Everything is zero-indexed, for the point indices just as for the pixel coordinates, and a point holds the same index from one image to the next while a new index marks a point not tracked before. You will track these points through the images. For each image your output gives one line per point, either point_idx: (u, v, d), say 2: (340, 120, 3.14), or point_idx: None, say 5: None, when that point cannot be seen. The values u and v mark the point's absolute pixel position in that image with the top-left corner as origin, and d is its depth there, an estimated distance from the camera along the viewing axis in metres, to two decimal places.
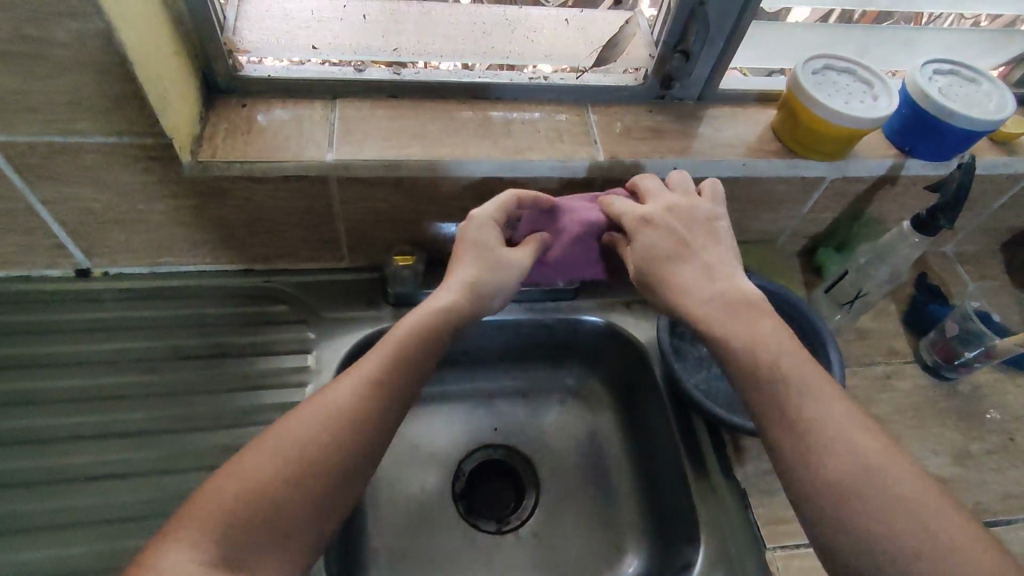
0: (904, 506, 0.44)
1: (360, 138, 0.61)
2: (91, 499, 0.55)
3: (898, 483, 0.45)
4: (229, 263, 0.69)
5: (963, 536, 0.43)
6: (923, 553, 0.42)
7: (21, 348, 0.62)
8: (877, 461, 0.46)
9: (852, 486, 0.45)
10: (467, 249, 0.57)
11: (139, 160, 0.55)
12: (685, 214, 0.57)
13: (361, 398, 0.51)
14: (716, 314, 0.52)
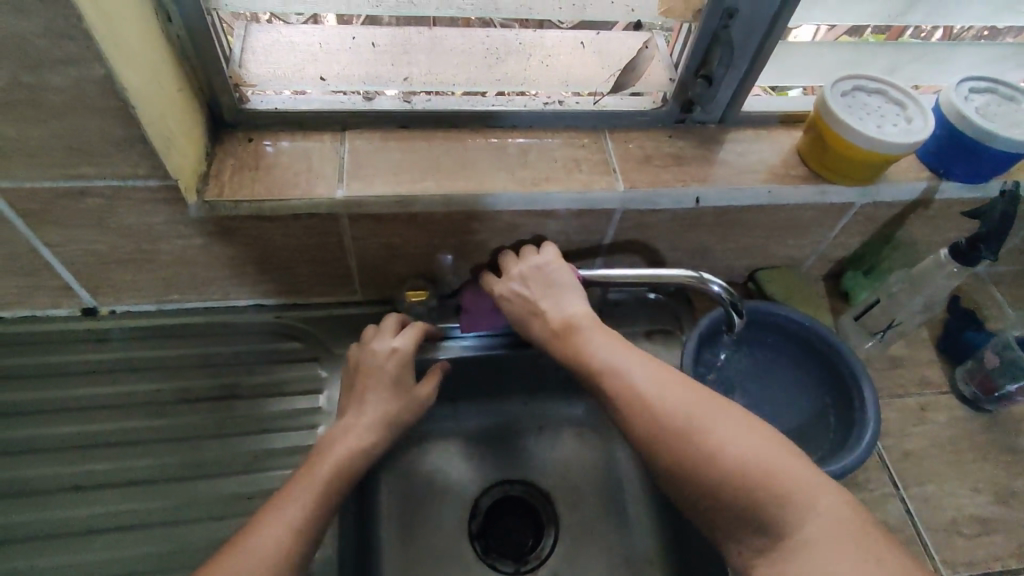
0: (703, 444, 0.45)
1: (370, 172, 0.59)
2: (97, 553, 0.54)
3: (705, 426, 0.46)
4: (237, 299, 0.67)
5: (792, 468, 0.43)
6: (734, 487, 0.43)
7: (27, 391, 0.61)
8: (680, 406, 0.47)
9: (715, 479, 0.44)
10: (376, 377, 0.59)
11: (144, 202, 0.53)
12: (530, 272, 0.59)
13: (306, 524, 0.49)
14: (570, 331, 0.54)
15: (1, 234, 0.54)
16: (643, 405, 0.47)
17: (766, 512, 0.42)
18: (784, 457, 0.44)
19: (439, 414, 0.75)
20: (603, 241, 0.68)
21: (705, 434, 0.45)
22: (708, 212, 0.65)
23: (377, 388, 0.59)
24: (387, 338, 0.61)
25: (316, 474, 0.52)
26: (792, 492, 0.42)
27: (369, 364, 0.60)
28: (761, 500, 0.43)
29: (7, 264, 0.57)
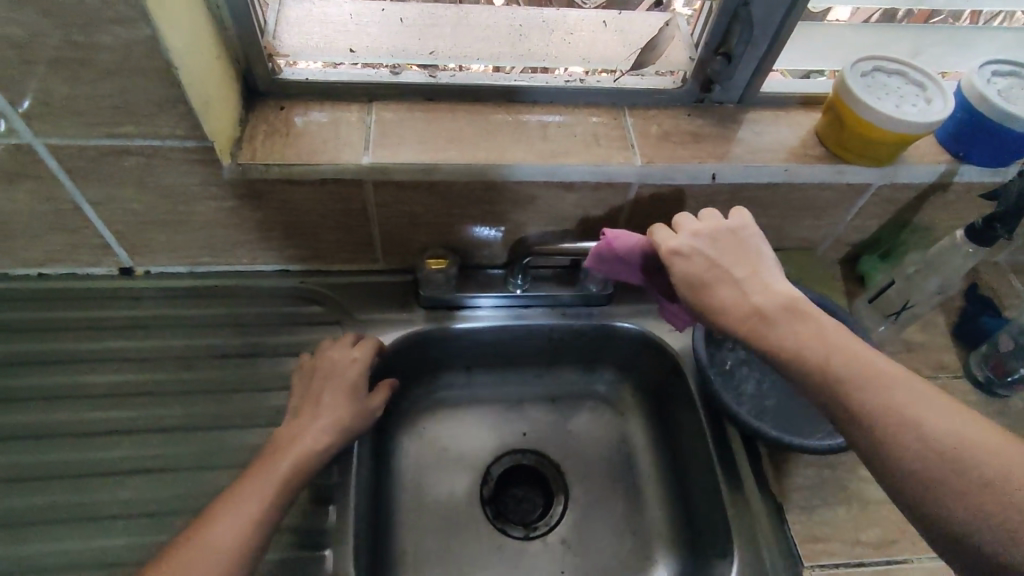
0: (918, 413, 0.40)
1: (395, 141, 0.61)
2: (128, 493, 0.57)
3: (900, 393, 0.41)
4: (265, 263, 0.70)
5: (930, 411, 0.40)
6: (954, 458, 0.38)
7: (66, 343, 0.64)
8: (874, 371, 0.42)
9: (876, 425, 0.41)
10: (329, 385, 0.61)
11: (181, 163, 0.56)
12: (720, 233, 0.53)
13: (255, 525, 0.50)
14: (756, 319, 0.47)
15: (48, 190, 0.57)
16: (832, 368, 0.43)
17: (983, 490, 0.37)
18: (926, 400, 0.41)
19: (455, 383, 0.77)
20: (620, 216, 0.69)
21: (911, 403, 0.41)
22: (724, 189, 0.66)
23: (329, 396, 0.60)
24: (342, 350, 0.63)
25: (265, 477, 0.53)
26: (945, 439, 0.39)
27: (324, 374, 0.61)
28: (917, 453, 0.39)
29: (52, 221, 0.61)
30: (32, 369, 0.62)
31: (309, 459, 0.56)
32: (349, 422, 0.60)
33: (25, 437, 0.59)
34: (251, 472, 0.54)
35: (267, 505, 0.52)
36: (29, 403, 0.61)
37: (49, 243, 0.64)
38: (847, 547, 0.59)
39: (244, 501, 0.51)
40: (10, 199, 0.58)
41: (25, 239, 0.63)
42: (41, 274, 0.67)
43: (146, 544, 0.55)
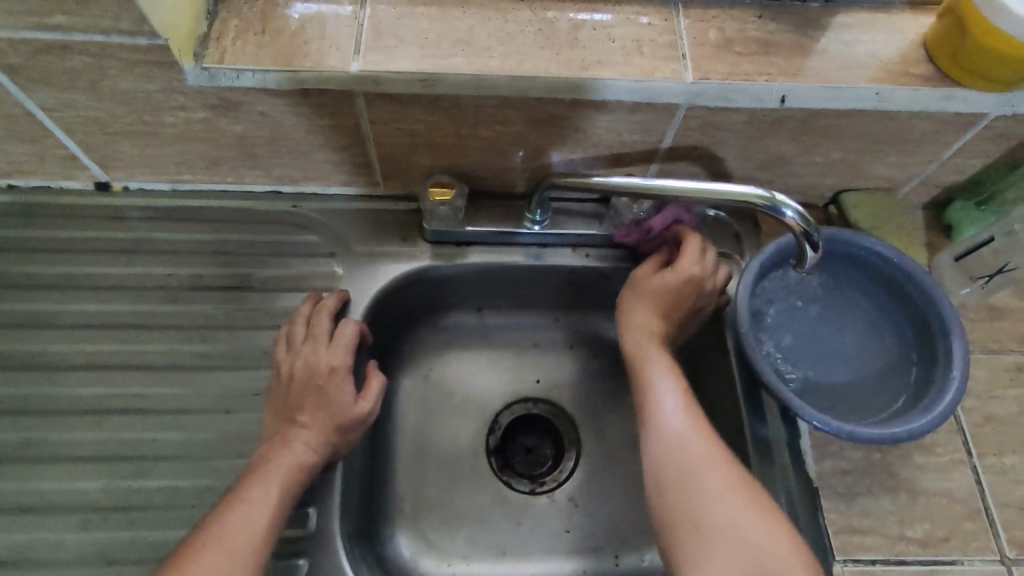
0: (733, 532, 0.45)
1: (392, 43, 0.50)
2: (107, 432, 0.54)
3: (705, 464, 0.48)
4: (253, 183, 0.62)
5: (701, 454, 0.49)
6: (684, 505, 0.47)
7: (40, 266, 0.59)
8: (701, 459, 0.48)
9: (665, 443, 0.50)
10: (310, 397, 0.52)
11: (134, 65, 0.47)
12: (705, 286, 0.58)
13: (265, 520, 0.46)
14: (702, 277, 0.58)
15: None
16: (675, 462, 0.49)
17: (704, 496, 0.47)
18: (697, 438, 0.50)
19: (463, 324, 0.70)
20: (661, 145, 0.58)
21: (719, 493, 0.47)
22: (795, 114, 0.54)
23: (309, 410, 0.52)
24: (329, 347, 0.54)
25: (253, 507, 0.46)
26: (690, 476, 0.48)
27: (301, 378, 0.53)
28: (681, 471, 0.48)
29: (8, 128, 0.54)
30: (6, 292, 0.58)
31: (297, 482, 0.49)
32: (343, 403, 0.53)
33: (0, 366, 0.56)
34: (229, 501, 0.47)
35: (256, 545, 0.45)
36: (5, 330, 0.57)
37: (12, 152, 0.57)
38: (888, 541, 0.52)
39: (229, 541, 0.44)
40: None
41: None
42: (12, 186, 0.61)
43: (126, 487, 0.52)
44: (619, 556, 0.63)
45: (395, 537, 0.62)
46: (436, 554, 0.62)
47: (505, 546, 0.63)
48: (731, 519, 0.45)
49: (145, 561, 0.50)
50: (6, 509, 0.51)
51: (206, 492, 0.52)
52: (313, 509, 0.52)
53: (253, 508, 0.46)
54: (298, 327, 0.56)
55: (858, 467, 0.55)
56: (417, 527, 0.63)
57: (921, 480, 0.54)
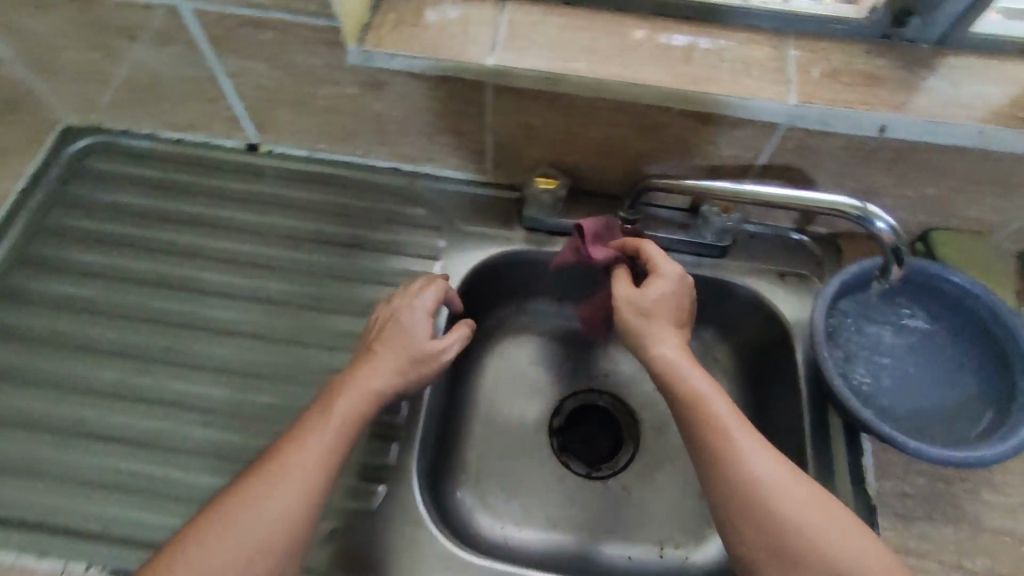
0: (817, 547, 0.45)
1: (524, 45, 0.57)
2: (230, 349, 0.62)
3: (783, 488, 0.46)
4: (378, 158, 0.70)
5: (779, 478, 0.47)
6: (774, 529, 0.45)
7: (195, 205, 0.70)
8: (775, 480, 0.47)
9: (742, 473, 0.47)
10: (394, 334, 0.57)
11: (310, 42, 0.56)
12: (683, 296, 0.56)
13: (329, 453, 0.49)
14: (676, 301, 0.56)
15: (192, 56, 0.59)
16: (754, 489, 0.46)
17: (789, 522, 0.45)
18: (765, 459, 0.48)
19: (542, 311, 0.76)
20: (756, 162, 0.61)
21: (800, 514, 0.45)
22: (891, 146, 0.56)
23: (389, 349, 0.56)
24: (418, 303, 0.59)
25: (318, 438, 0.50)
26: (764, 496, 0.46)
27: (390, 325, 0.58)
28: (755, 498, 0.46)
29: (195, 87, 0.64)
30: (165, 223, 0.68)
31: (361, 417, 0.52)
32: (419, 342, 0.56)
33: (150, 282, 0.65)
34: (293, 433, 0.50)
35: (322, 470, 0.48)
36: (159, 254, 0.67)
37: (189, 109, 0.67)
38: (945, 570, 0.52)
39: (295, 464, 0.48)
40: (160, 60, 0.61)
41: (171, 102, 0.67)
42: (182, 139, 0.72)
43: (238, 398, 0.59)
44: (664, 549, 0.65)
45: (456, 493, 0.66)
46: (491, 516, 0.66)
47: (556, 520, 0.66)
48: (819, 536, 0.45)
49: (247, 463, 0.56)
50: (139, 398, 0.59)
51: (306, 415, 0.59)
52: (397, 446, 0.58)
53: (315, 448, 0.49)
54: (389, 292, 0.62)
55: (920, 493, 0.55)
56: (477, 487, 0.67)
57: (986, 516, 0.54)
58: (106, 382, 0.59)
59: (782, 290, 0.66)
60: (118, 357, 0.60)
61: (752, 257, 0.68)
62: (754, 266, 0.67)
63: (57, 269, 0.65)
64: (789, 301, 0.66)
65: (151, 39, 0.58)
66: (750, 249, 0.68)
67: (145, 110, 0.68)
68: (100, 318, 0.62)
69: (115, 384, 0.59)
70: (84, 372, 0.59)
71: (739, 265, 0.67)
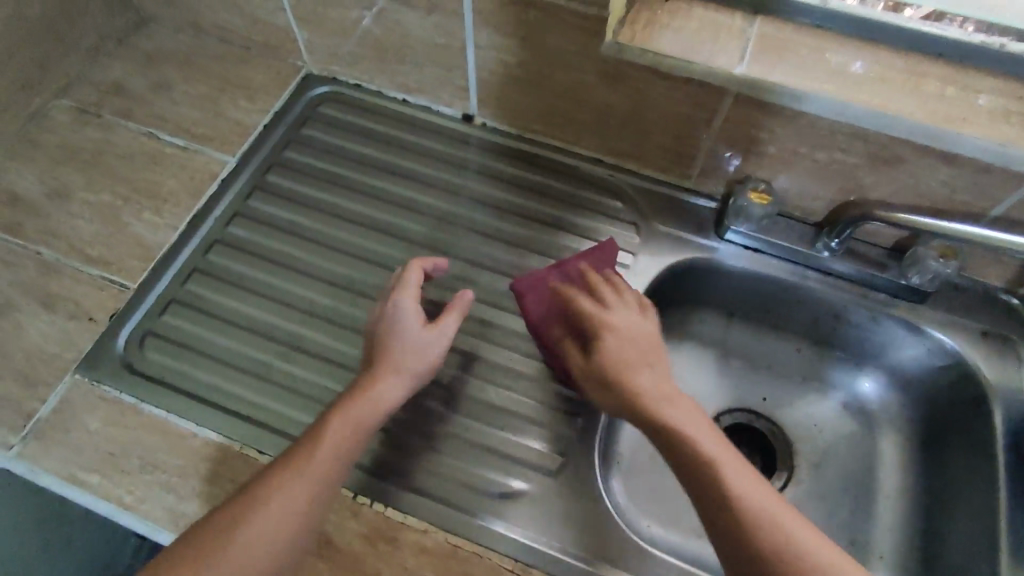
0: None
1: (772, 58, 0.58)
2: (432, 300, 0.66)
3: (775, 515, 0.46)
4: (585, 147, 0.73)
5: (721, 458, 0.49)
6: (766, 548, 0.45)
7: (409, 161, 0.75)
8: (724, 465, 0.48)
9: (713, 467, 0.48)
10: (411, 356, 0.57)
11: (571, 27, 0.59)
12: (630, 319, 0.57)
13: (352, 442, 0.52)
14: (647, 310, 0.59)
15: (452, 25, 0.64)
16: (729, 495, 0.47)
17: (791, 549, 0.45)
18: (702, 430, 0.51)
19: (712, 325, 0.76)
20: (989, 211, 0.59)
21: (738, 491, 0.47)
22: None
23: (387, 364, 0.56)
24: (410, 286, 0.59)
25: (365, 419, 0.53)
26: (757, 512, 0.46)
27: (387, 312, 0.58)
28: (749, 508, 0.46)
29: (439, 54, 0.69)
30: (382, 173, 0.74)
31: (350, 454, 0.52)
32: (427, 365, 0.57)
33: (365, 224, 0.70)
34: (278, 472, 0.49)
35: (345, 452, 0.51)
36: (375, 200, 0.72)
37: (424, 73, 0.72)
38: None
39: (274, 491, 0.48)
40: (421, 26, 0.66)
41: (411, 64, 0.72)
42: (405, 101, 0.78)
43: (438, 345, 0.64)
44: None
45: (613, 482, 0.66)
46: (642, 511, 0.66)
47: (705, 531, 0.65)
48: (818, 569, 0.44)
49: (439, 409, 0.60)
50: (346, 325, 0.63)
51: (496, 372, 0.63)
52: (575, 416, 0.61)
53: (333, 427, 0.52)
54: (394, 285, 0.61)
55: None
56: (631, 481, 0.67)
57: None
58: (320, 307, 0.64)
59: (984, 347, 0.64)
60: (333, 287, 0.66)
61: (954, 309, 0.66)
62: (955, 318, 0.65)
63: (287, 197, 0.71)
64: (992, 361, 0.63)
65: (422, 5, 0.64)
66: (953, 301, 0.66)
67: (384, 69, 0.74)
68: (321, 249, 0.68)
69: (329, 310, 0.64)
70: (300, 293, 0.65)
71: (939, 314, 0.65)
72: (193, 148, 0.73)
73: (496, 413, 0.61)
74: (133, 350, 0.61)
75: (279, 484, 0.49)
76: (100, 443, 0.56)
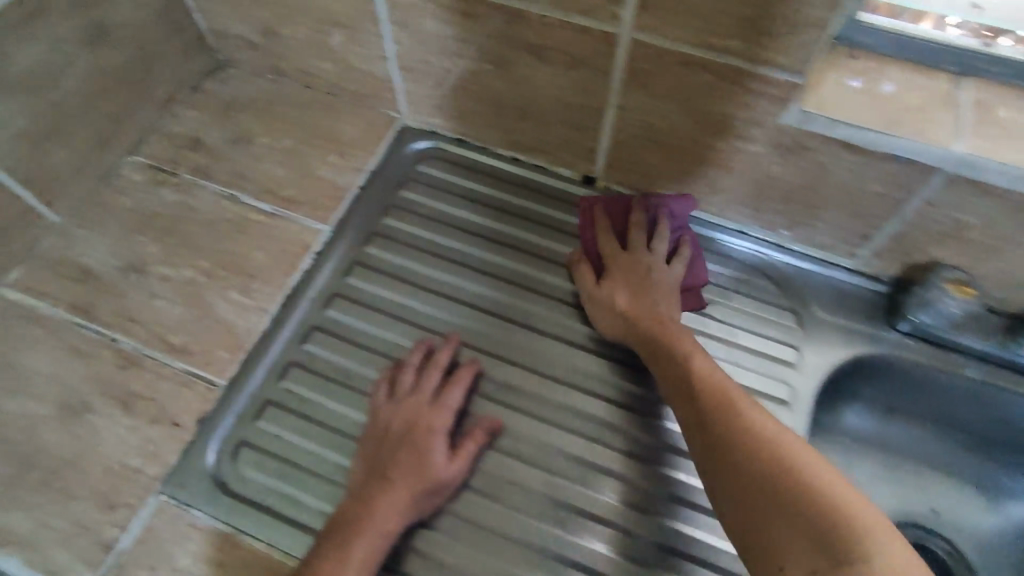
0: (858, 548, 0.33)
1: (998, 135, 0.47)
2: (565, 401, 0.57)
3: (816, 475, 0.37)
4: (731, 219, 0.63)
5: (787, 443, 0.40)
6: (803, 523, 0.35)
7: (522, 230, 0.65)
8: (803, 450, 0.39)
9: (759, 457, 0.40)
10: (408, 460, 0.51)
11: (748, 93, 0.49)
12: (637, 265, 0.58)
13: (367, 549, 0.47)
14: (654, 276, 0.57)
15: (593, 85, 0.55)
16: (787, 466, 0.38)
17: (816, 507, 0.35)
18: (766, 420, 0.42)
19: (869, 422, 0.65)
20: None
21: (819, 477, 0.37)
22: None
23: (405, 471, 0.50)
24: (424, 390, 0.54)
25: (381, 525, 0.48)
26: (804, 481, 0.37)
27: (421, 431, 0.52)
28: (789, 484, 0.37)
29: (570, 114, 0.59)
30: (494, 245, 0.64)
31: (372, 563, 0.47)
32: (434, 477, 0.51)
33: (480, 309, 0.61)
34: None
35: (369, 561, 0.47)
36: (489, 277, 0.63)
37: (546, 133, 0.63)
38: None
39: None
40: (554, 83, 0.57)
41: (532, 123, 0.63)
42: (517, 158, 0.68)
43: (572, 459, 0.55)
44: None
45: None
46: None
47: None
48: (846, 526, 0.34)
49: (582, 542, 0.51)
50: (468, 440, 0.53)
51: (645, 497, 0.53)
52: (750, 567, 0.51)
53: (362, 541, 0.47)
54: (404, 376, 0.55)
55: None
56: None
57: None
58: None
59: None
60: None
61: None
62: None
63: (390, 275, 0.62)
64: None
65: (560, 62, 0.54)
66: None
67: (497, 125, 0.65)
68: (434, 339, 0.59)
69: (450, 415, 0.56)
70: None
71: None
72: (281, 214, 0.65)
73: (650, 549, 0.51)
74: (226, 466, 0.52)
75: None
76: None
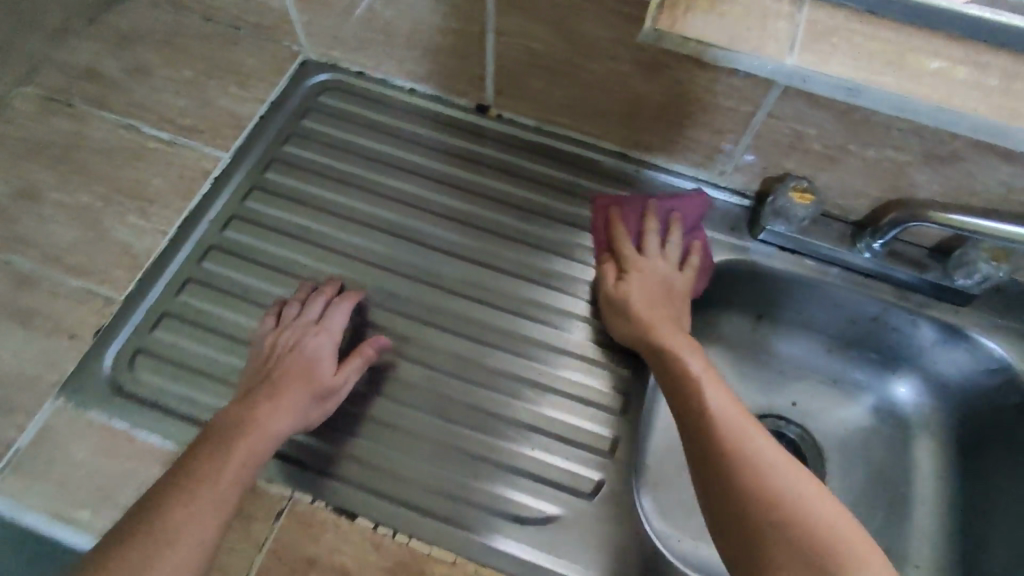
0: (798, 501, 0.41)
1: (828, 48, 0.51)
2: (456, 308, 0.62)
3: (746, 442, 0.45)
4: (610, 142, 0.68)
5: (729, 418, 0.48)
6: (739, 480, 0.43)
7: (416, 155, 0.69)
8: (720, 410, 0.49)
9: (733, 436, 0.46)
10: (298, 369, 0.54)
11: (607, 12, 0.53)
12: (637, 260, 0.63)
13: (262, 441, 0.50)
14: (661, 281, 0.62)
15: (471, 10, 0.58)
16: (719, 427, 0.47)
17: (746, 471, 0.43)
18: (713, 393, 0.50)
19: (741, 328, 0.73)
20: None
21: (734, 441, 0.46)
22: None
23: (297, 377, 0.54)
24: (309, 314, 0.58)
25: (275, 419, 0.51)
26: (736, 445, 0.45)
27: (311, 343, 0.56)
28: (739, 450, 0.45)
29: (455, 40, 0.62)
30: (393, 169, 0.68)
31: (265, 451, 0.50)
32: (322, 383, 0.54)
33: (376, 227, 0.65)
34: (203, 461, 0.47)
35: (264, 449, 0.49)
36: (384, 199, 0.67)
37: (437, 61, 0.66)
38: None
39: (197, 484, 0.45)
40: (436, 9, 0.60)
41: (422, 51, 0.66)
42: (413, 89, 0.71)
43: (466, 360, 0.60)
44: None
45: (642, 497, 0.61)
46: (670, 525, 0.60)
47: None
48: (764, 470, 0.43)
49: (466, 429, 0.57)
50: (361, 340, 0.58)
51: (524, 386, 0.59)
52: (613, 439, 0.57)
53: (259, 438, 0.50)
54: (293, 302, 0.59)
55: None
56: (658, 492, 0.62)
57: None
58: None
59: None
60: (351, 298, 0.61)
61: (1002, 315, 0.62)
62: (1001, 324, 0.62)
63: (287, 199, 0.65)
64: None
65: None
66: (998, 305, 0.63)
67: (391, 54, 0.68)
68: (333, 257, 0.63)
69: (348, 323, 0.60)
70: None
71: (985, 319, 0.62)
72: (181, 142, 0.66)
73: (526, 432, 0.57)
74: (121, 371, 0.55)
75: (205, 465, 0.46)
76: (88, 477, 0.50)
